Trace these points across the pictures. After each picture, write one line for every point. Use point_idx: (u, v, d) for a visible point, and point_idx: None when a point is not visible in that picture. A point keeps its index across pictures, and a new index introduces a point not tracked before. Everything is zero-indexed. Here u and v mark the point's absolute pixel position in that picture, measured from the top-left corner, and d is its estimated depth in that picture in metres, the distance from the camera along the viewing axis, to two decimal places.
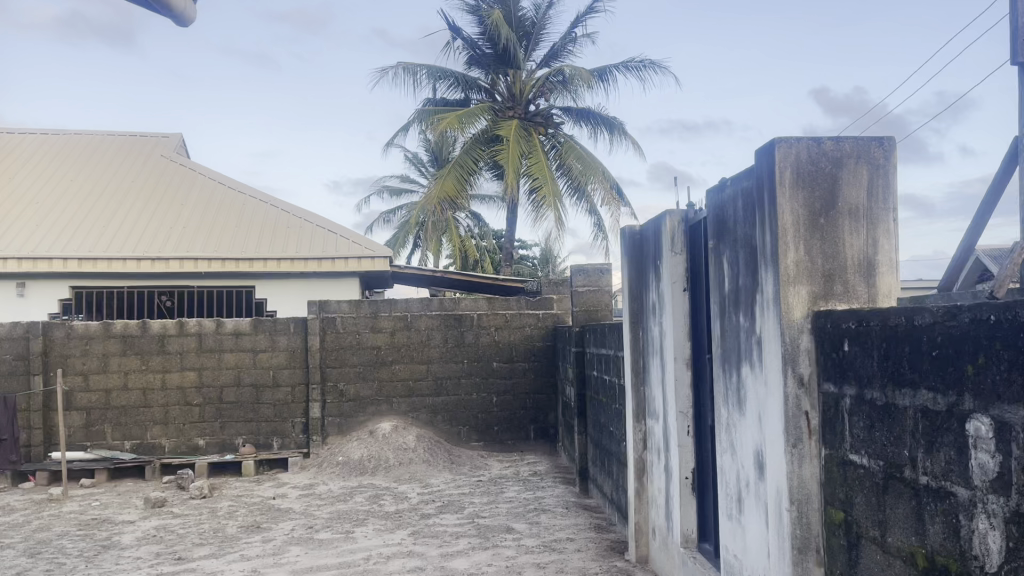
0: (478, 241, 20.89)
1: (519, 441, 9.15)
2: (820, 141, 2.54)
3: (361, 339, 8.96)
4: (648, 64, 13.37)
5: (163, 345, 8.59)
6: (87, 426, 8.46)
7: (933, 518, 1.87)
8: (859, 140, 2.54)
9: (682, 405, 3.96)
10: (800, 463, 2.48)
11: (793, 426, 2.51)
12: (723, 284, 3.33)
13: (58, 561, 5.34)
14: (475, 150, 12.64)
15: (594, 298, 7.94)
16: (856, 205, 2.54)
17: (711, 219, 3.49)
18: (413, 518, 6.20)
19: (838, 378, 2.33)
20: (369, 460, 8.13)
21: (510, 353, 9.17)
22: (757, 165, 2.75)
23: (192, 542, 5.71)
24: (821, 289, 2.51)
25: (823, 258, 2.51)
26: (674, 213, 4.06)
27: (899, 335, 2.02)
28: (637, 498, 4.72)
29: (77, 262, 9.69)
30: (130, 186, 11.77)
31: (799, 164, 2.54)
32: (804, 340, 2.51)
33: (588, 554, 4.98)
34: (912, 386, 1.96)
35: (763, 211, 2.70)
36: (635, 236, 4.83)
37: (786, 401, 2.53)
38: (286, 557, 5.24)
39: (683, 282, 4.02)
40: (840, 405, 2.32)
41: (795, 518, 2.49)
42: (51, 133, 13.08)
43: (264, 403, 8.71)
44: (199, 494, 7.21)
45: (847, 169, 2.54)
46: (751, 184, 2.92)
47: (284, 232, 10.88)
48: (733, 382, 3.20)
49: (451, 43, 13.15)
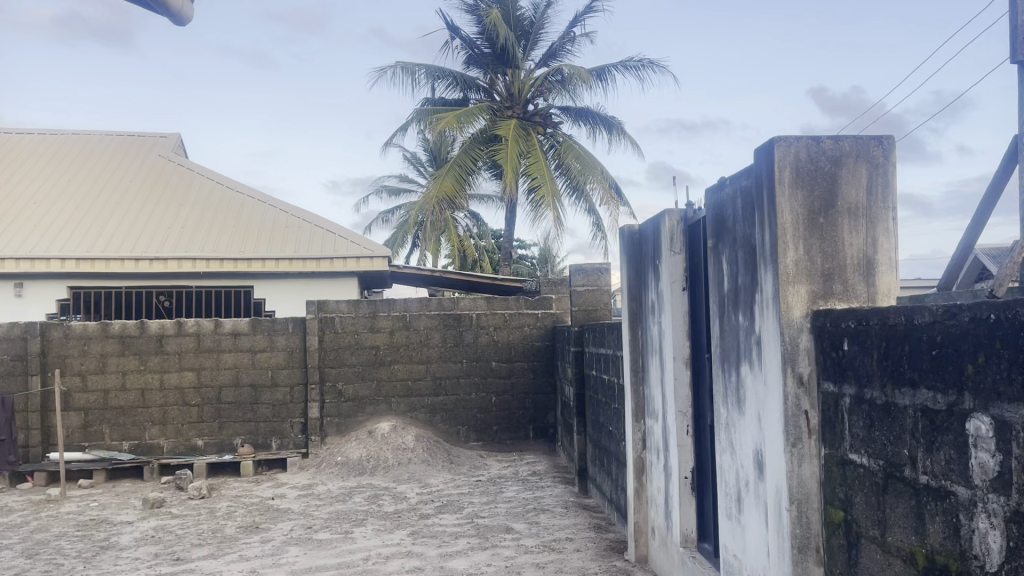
0: (477, 241, 20.91)
1: (518, 440, 9.14)
2: (819, 140, 2.54)
3: (360, 339, 8.95)
4: (648, 64, 13.36)
5: (162, 346, 8.58)
6: (85, 426, 8.45)
7: (933, 517, 1.87)
8: (858, 139, 2.54)
9: (682, 405, 3.96)
10: (800, 463, 2.48)
11: (792, 425, 2.50)
12: (722, 283, 3.33)
13: (57, 562, 5.33)
14: (473, 150, 12.64)
15: (593, 297, 7.93)
16: (856, 204, 2.53)
17: (710, 218, 3.48)
18: (412, 518, 6.19)
19: (838, 378, 2.33)
20: (368, 460, 8.12)
21: (510, 352, 9.16)
22: (756, 163, 2.75)
23: (191, 543, 5.70)
24: (821, 288, 2.50)
25: (823, 257, 2.50)
26: (673, 213, 4.05)
27: (899, 334, 2.02)
28: (636, 498, 4.72)
29: (75, 262, 9.67)
30: (128, 186, 11.76)
31: (799, 163, 2.54)
32: (804, 339, 2.50)
33: (587, 554, 4.98)
34: (912, 385, 1.95)
35: (762, 210, 2.70)
36: (634, 235, 4.83)
37: (786, 400, 2.53)
38: (285, 558, 5.24)
39: (683, 282, 4.01)
40: (840, 404, 2.32)
41: (795, 517, 2.49)
42: (48, 133, 13.06)
43: (263, 403, 8.69)
44: (199, 494, 7.20)
45: (847, 167, 2.53)
46: (750, 183, 2.92)
47: (282, 232, 10.87)
48: (732, 381, 3.19)
49: (449, 42, 13.15)
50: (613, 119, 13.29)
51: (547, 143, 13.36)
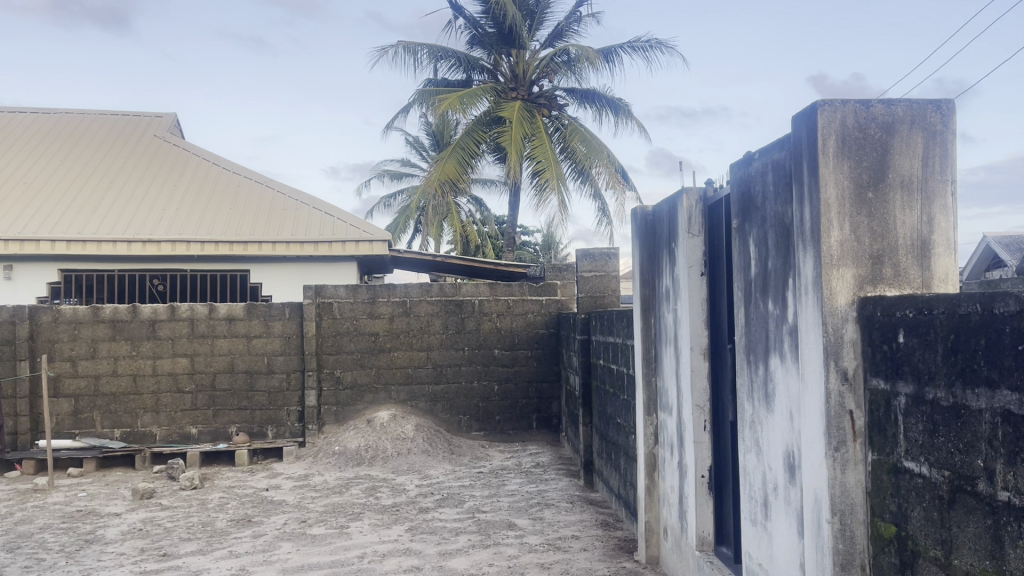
0: (480, 226, 20.61)
1: (521, 431, 8.88)
2: (868, 105, 2.24)
3: (359, 325, 8.67)
4: (656, 43, 12.98)
5: (154, 330, 8.31)
6: (75, 413, 8.21)
7: (1016, 542, 1.59)
8: (913, 102, 2.24)
9: (700, 399, 3.66)
10: (844, 469, 2.19)
11: (834, 427, 2.21)
12: (749, 268, 3.03)
13: (38, 557, 5.07)
14: (476, 131, 12.32)
15: (600, 283, 7.62)
16: (908, 176, 2.23)
17: (735, 196, 3.18)
18: (411, 512, 5.94)
19: (892, 374, 2.04)
20: (366, 450, 7.87)
21: (512, 340, 8.88)
22: (794, 133, 2.45)
23: (179, 537, 5.45)
24: (869, 272, 2.21)
25: (873, 236, 2.21)
26: (691, 192, 3.76)
27: (971, 327, 1.74)
28: (647, 496, 4.44)
29: (66, 244, 9.35)
30: (122, 166, 11.46)
31: (845, 131, 2.24)
32: (849, 330, 2.21)
33: (595, 555, 4.71)
34: (989, 385, 1.67)
35: (801, 184, 2.40)
36: (648, 216, 4.50)
37: (828, 399, 2.23)
38: (276, 554, 4.97)
39: (701, 267, 3.71)
40: (894, 404, 2.03)
41: (837, 530, 2.19)
42: (41, 111, 12.77)
43: (259, 390, 8.44)
44: (190, 485, 6.94)
45: (900, 136, 2.24)
46: (786, 157, 2.62)
47: (279, 215, 10.56)
48: (759, 375, 2.91)
49: (452, 22, 12.82)
50: (620, 101, 12.94)
51: (553, 126, 13.02)
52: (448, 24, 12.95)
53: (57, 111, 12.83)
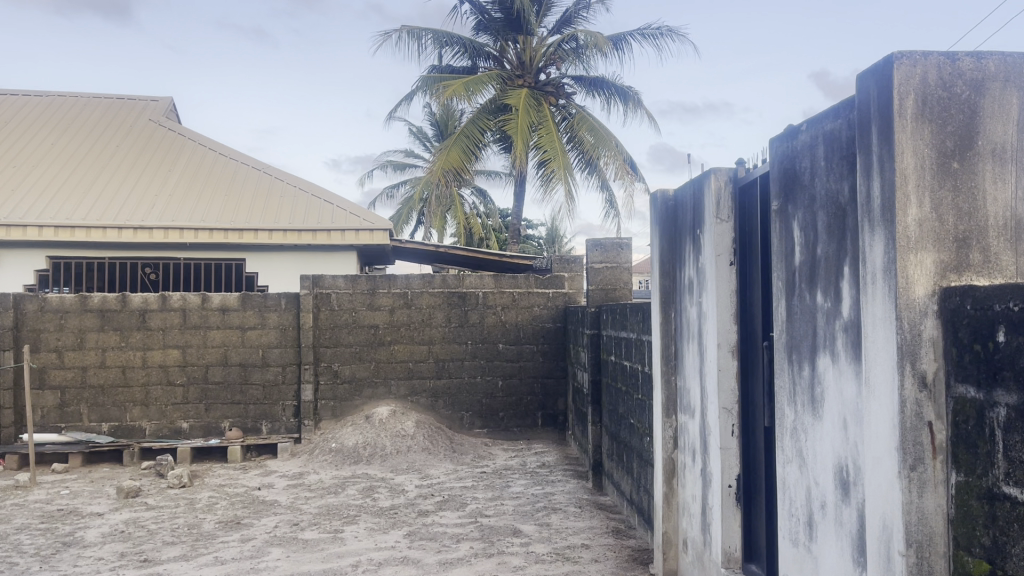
0: (484, 219, 20.26)
1: (525, 428, 8.54)
2: (953, 58, 1.88)
3: (358, 317, 8.33)
4: (667, 31, 12.59)
5: (145, 320, 7.99)
6: (61, 407, 7.88)
7: None
8: (1005, 56, 1.89)
9: (727, 400, 3.30)
10: (921, 492, 1.83)
11: (910, 441, 1.85)
12: (792, 256, 2.67)
13: (10, 561, 4.74)
14: (481, 119, 11.92)
15: (611, 275, 7.27)
16: (1001, 143, 1.87)
17: (776, 175, 2.81)
18: (409, 516, 5.60)
19: (987, 380, 1.68)
20: (364, 447, 7.55)
21: (517, 334, 8.54)
22: (858, 93, 2.09)
23: (162, 541, 5.11)
24: (952, 257, 1.85)
25: (958, 215, 1.86)
26: (719, 172, 3.40)
27: None
28: (665, 505, 4.08)
29: (54, 230, 9.04)
30: (115, 151, 11.12)
31: (925, 88, 1.88)
32: (929, 325, 1.86)
33: (607, 566, 4.37)
34: None
35: (868, 155, 2.03)
36: (669, 202, 4.15)
37: (902, 409, 1.87)
38: (265, 561, 4.63)
39: (730, 254, 3.35)
40: (989, 417, 1.67)
41: (913, 565, 1.84)
42: (33, 94, 12.43)
43: (253, 384, 8.10)
44: (178, 483, 6.62)
45: (991, 95, 1.88)
46: (844, 126, 2.27)
47: (277, 203, 10.21)
48: (804, 376, 2.56)
49: (458, 7, 12.45)
50: (629, 90, 12.57)
51: (559, 115, 12.63)
52: (454, 9, 12.58)
53: (49, 94, 12.48)
